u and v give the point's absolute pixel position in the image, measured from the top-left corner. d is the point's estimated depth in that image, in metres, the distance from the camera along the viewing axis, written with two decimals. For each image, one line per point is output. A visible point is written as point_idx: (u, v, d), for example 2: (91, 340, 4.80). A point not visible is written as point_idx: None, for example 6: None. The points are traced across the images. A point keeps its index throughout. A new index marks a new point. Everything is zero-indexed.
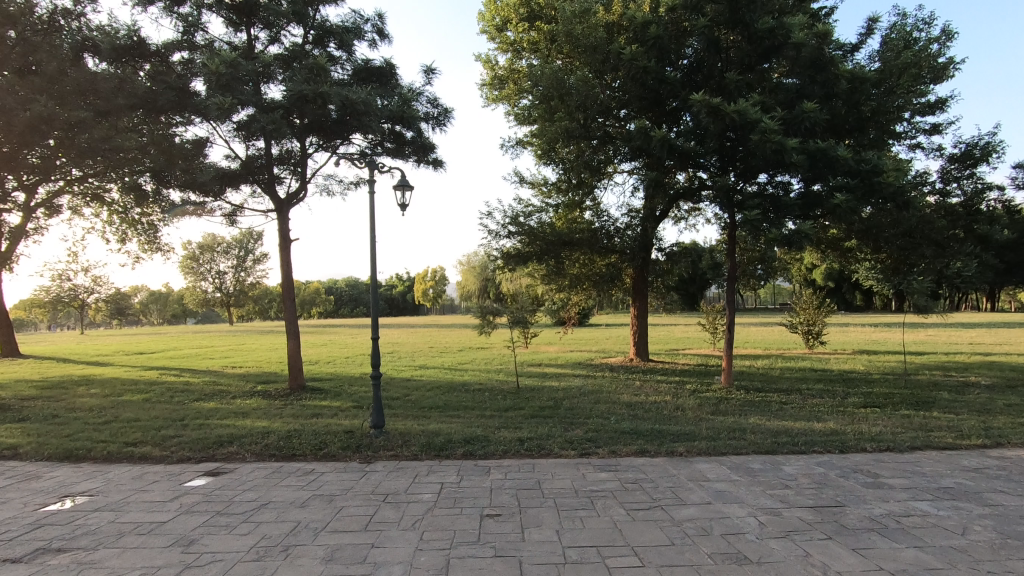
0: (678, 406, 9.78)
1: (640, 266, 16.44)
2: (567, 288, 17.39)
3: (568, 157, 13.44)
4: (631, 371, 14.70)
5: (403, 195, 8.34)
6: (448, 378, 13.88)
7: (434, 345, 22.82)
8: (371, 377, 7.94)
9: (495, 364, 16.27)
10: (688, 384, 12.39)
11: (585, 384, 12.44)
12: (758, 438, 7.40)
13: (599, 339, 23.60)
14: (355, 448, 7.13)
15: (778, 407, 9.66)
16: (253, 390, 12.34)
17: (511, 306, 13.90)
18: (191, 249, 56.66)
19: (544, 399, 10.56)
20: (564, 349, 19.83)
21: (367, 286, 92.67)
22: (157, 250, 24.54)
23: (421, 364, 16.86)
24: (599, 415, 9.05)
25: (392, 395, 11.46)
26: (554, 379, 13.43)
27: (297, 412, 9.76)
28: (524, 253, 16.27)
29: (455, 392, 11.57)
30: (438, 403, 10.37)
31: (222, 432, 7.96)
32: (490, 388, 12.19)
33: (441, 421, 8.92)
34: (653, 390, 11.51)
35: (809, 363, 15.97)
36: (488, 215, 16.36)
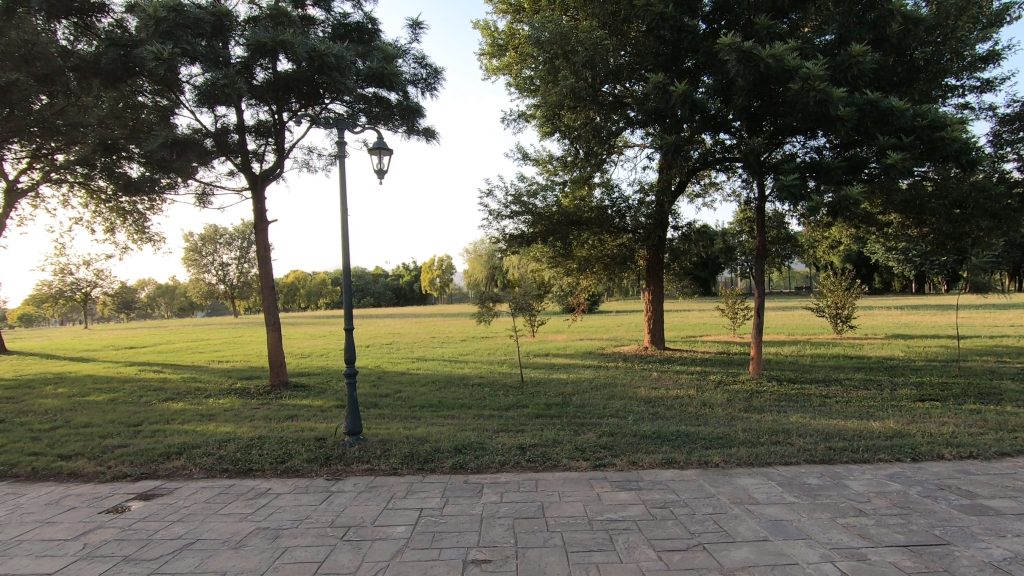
0: (704, 401, 8.54)
1: (655, 248, 15.11)
2: (576, 272, 16.13)
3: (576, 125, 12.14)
4: (647, 361, 13.46)
5: (382, 160, 7.08)
6: (446, 371, 12.72)
7: (436, 335, 21.68)
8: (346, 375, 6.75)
9: (499, 355, 15.10)
10: (711, 375, 11.15)
11: (597, 377, 11.22)
12: (808, 443, 6.15)
13: (610, 326, 22.34)
14: (324, 460, 5.98)
15: (820, 402, 8.39)
16: (230, 387, 11.24)
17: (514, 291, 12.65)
18: (193, 241, 55.84)
19: (551, 395, 9.36)
20: (573, 338, 18.61)
21: (373, 276, 91.91)
22: (147, 241, 23.52)
23: (420, 356, 15.71)
24: (614, 414, 7.83)
25: (382, 392, 10.32)
26: (562, 371, 12.24)
27: (272, 414, 8.64)
28: (528, 235, 15.02)
29: (451, 388, 10.40)
30: (431, 402, 9.22)
31: (174, 441, 6.83)
32: (491, 382, 11.01)
33: (431, 424, 7.75)
34: (673, 383, 10.27)
35: (842, 350, 14.62)
36: (489, 193, 15.09)
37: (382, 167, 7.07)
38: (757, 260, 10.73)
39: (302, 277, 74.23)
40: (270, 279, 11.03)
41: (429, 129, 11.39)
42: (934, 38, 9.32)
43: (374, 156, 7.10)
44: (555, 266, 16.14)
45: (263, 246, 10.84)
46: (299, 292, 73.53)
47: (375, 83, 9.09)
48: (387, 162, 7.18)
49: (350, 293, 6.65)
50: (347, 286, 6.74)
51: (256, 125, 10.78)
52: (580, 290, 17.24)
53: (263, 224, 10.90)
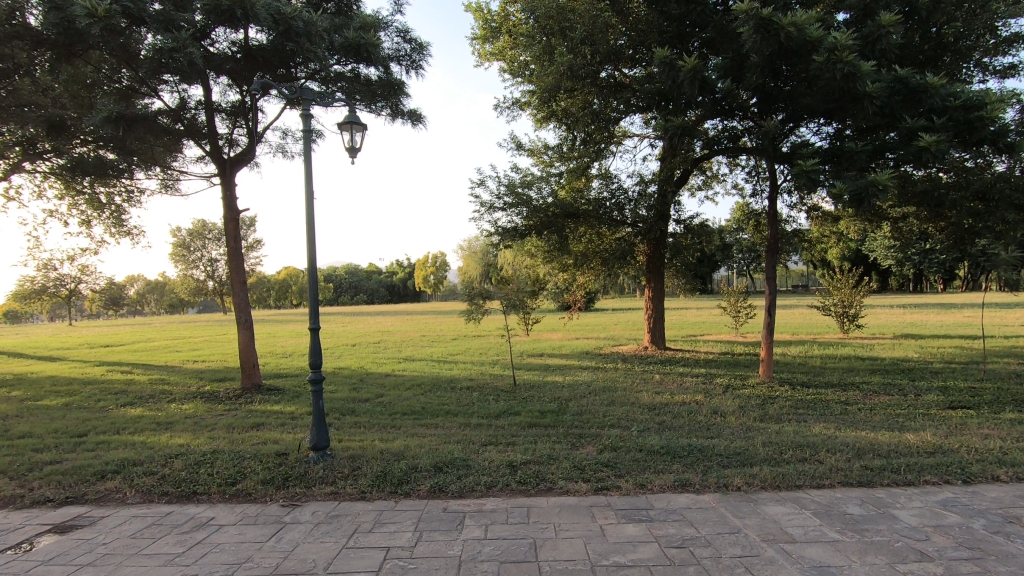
0: (714, 409, 7.75)
1: (655, 243, 14.32)
2: (572, 268, 15.31)
3: (573, 109, 11.30)
4: (647, 362, 12.66)
5: (353, 136, 6.16)
6: (433, 373, 11.88)
7: (426, 333, 20.82)
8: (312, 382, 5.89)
9: (491, 355, 14.25)
10: (718, 378, 10.37)
11: (595, 380, 10.41)
12: (841, 461, 5.34)
13: (607, 325, 21.54)
14: (281, 482, 5.13)
15: (843, 410, 7.61)
16: (197, 391, 10.36)
17: (506, 287, 11.82)
18: (180, 236, 54.66)
19: (545, 401, 8.53)
20: (569, 337, 17.79)
21: (366, 273, 90.79)
22: (125, 235, 22.53)
23: (408, 356, 14.84)
24: (616, 424, 7.03)
25: (362, 396, 9.45)
26: (558, 373, 11.41)
27: (235, 423, 7.77)
28: (523, 229, 14.17)
29: (437, 392, 9.56)
30: (413, 408, 8.37)
31: (115, 456, 5.97)
32: (480, 386, 10.17)
33: (412, 435, 6.92)
34: (678, 387, 9.47)
35: (852, 351, 13.89)
36: (480, 184, 14.24)
37: (353, 144, 6.16)
38: (769, 255, 9.92)
39: (293, 274, 73.09)
40: (240, 274, 10.15)
41: (415, 113, 10.57)
42: (965, 12, 8.51)
43: (344, 132, 6.17)
44: (550, 262, 15.33)
45: (233, 238, 9.96)
46: (290, 289, 72.41)
47: (353, 57, 8.31)
48: (360, 139, 6.26)
49: (317, 285, 5.77)
50: (313, 279, 5.87)
51: (226, 106, 9.93)
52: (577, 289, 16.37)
53: (235, 214, 10.03)
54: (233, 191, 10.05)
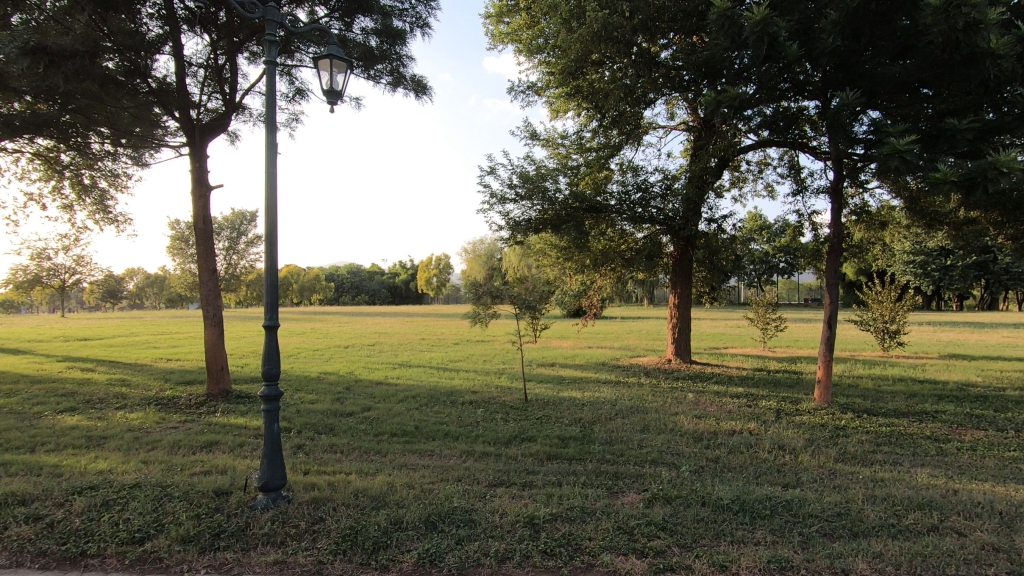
0: (776, 442, 6.24)
1: (684, 244, 12.83)
2: (590, 269, 13.81)
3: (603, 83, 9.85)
4: (675, 378, 11.12)
5: (332, 77, 4.75)
6: (431, 382, 10.40)
7: (426, 336, 19.33)
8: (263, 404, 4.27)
9: (497, 364, 12.71)
10: (764, 401, 8.84)
11: (619, 398, 8.91)
12: (993, 536, 3.82)
13: (620, 334, 20.05)
14: (208, 541, 3.63)
15: (940, 451, 6.07)
16: (154, 396, 8.88)
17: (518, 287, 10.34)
18: (179, 228, 53.24)
19: (563, 425, 7.01)
20: (581, 346, 16.28)
21: (368, 273, 89.47)
22: (110, 223, 21.14)
23: (403, 361, 13.32)
24: (659, 462, 5.52)
25: (344, 410, 7.95)
26: (574, 388, 9.88)
27: (183, 441, 6.27)
28: (537, 224, 12.70)
29: (434, 408, 8.05)
30: (404, 428, 6.86)
31: (3, 487, 4.49)
32: (485, 401, 8.65)
33: (400, 466, 5.43)
34: (721, 411, 7.97)
35: (903, 372, 12.31)
36: (491, 172, 12.79)
37: (333, 87, 4.74)
38: (830, 257, 8.41)
39: (294, 272, 71.61)
40: (209, 261, 8.69)
41: (420, 82, 9.27)
42: None
43: (322, 71, 4.74)
44: (565, 261, 13.86)
45: (202, 218, 8.53)
46: (291, 287, 70.95)
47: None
48: (342, 82, 4.85)
49: (274, 270, 4.29)
50: (269, 260, 4.37)
51: (201, 65, 8.57)
52: (594, 293, 14.82)
53: (205, 190, 8.63)
54: (205, 164, 8.64)
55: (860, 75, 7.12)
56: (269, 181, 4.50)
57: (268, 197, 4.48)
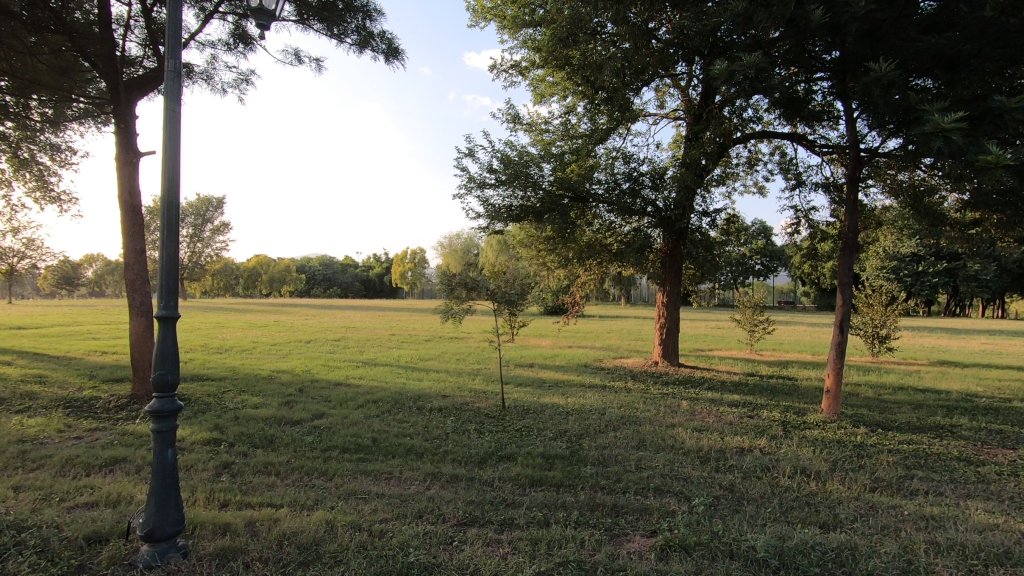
0: (795, 464, 5.36)
1: (675, 238, 11.96)
2: (574, 263, 12.84)
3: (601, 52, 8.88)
4: (664, 384, 10.26)
5: None
6: (397, 384, 9.32)
7: (396, 332, 18.17)
8: (151, 428, 3.12)
9: (472, 364, 11.67)
10: (766, 412, 8.01)
11: (608, 406, 7.97)
12: None
13: (601, 333, 19.21)
14: None
15: (980, 477, 5.27)
16: (69, 397, 7.59)
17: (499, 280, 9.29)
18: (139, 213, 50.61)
19: (547, 440, 6.01)
20: (561, 345, 15.35)
21: (341, 266, 87.27)
22: (50, 202, 19.33)
23: (368, 359, 12.17)
24: (664, 492, 4.57)
25: (291, 417, 6.82)
26: (557, 394, 8.91)
27: (79, 456, 5.08)
28: (521, 212, 11.67)
29: (396, 416, 6.96)
30: (359, 442, 5.77)
31: None
32: (457, 407, 7.61)
33: (348, 494, 4.37)
34: (722, 424, 7.10)
35: (900, 379, 11.69)
36: (470, 154, 11.74)
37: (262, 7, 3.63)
38: (844, 254, 7.60)
39: (264, 262, 69.19)
40: (135, 241, 7.33)
41: (393, 46, 8.23)
42: None
43: None
44: (547, 254, 12.91)
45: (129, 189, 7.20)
46: (260, 277, 68.52)
47: None
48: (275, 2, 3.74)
49: (171, 241, 3.15)
50: (168, 228, 3.25)
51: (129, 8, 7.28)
52: (576, 290, 13.83)
53: (133, 156, 7.34)
54: (133, 126, 7.36)
55: (893, 46, 6.27)
56: (168, 123, 3.29)
57: (166, 142, 3.27)
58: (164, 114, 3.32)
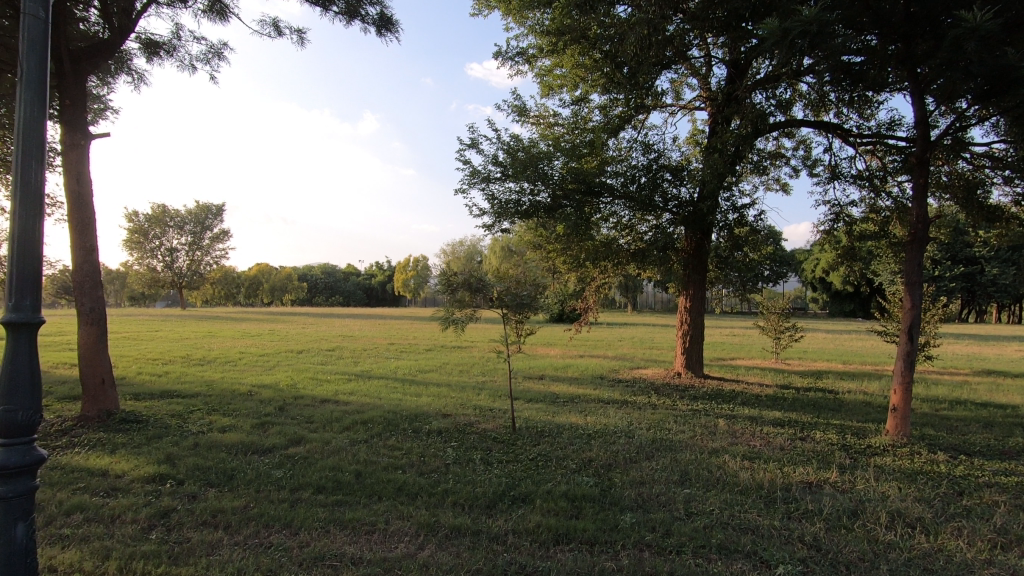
0: (888, 506, 4.25)
1: (699, 236, 10.88)
2: (587, 265, 11.74)
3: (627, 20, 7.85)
4: (692, 398, 9.15)
5: None
6: (392, 400, 8.23)
7: (396, 341, 17.10)
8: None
9: (476, 377, 10.57)
10: (819, 433, 6.88)
11: (635, 427, 6.85)
12: None
13: (613, 342, 18.09)
14: None
15: None
16: None
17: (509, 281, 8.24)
18: (136, 220, 49.82)
19: (569, 475, 4.89)
20: (571, 355, 14.26)
21: (343, 274, 86.34)
22: None
23: (362, 372, 11.08)
24: (734, 552, 3.47)
25: (263, 444, 5.74)
26: (573, 411, 7.80)
27: None
28: (530, 209, 10.61)
29: (387, 441, 5.87)
30: (338, 478, 4.68)
31: None
32: (459, 429, 6.51)
33: (315, 559, 3.28)
34: (775, 450, 5.98)
35: (953, 391, 10.54)
36: (473, 145, 10.71)
37: None
38: (911, 248, 6.49)
39: (265, 270, 68.37)
40: (84, 237, 6.31)
41: (387, 16, 7.24)
42: None
43: None
44: (559, 256, 11.86)
45: (77, 177, 6.17)
46: (261, 286, 67.62)
47: None
48: None
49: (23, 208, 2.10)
50: (25, 185, 2.20)
51: None
52: (589, 295, 12.70)
53: (82, 139, 6.32)
54: (80, 104, 6.31)
55: None
56: (23, 34, 2.23)
57: (21, 64, 2.22)
58: (20, 22, 2.27)
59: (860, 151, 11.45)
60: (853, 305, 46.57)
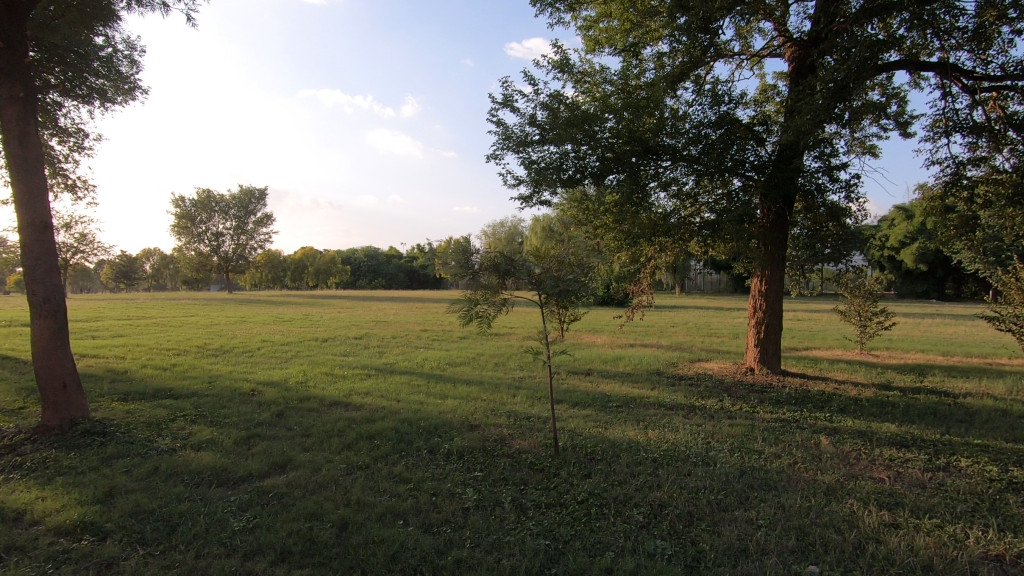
0: None
1: (779, 205, 9.01)
2: (640, 243, 10.05)
3: None
4: (776, 404, 7.47)
5: None
6: (411, 404, 6.94)
7: (429, 328, 15.91)
8: None
9: (513, 373, 9.17)
10: (968, 462, 5.13)
11: (714, 449, 5.30)
12: None
13: (666, 329, 16.34)
14: None
15: None
16: None
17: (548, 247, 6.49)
18: (183, 205, 50.58)
19: (636, 537, 3.43)
20: (621, 345, 12.71)
21: (385, 257, 86.66)
22: None
23: (386, 365, 9.87)
24: None
25: (238, 470, 4.52)
26: (629, 422, 6.29)
27: None
28: (574, 176, 9.03)
29: (392, 470, 4.55)
30: (312, 537, 3.38)
31: None
32: (486, 450, 5.13)
33: None
34: (918, 492, 4.35)
35: None
36: (508, 103, 9.18)
37: None
38: None
39: (309, 253, 68.98)
40: (35, 210, 5.22)
41: None
42: None
43: None
44: (608, 231, 10.23)
45: (17, 137, 5.09)
46: (305, 269, 68.29)
47: None
48: None
49: None
50: None
51: None
52: (641, 276, 11.02)
53: (23, 93, 5.24)
54: (19, 48, 5.26)
55: None
56: None
57: None
58: None
59: (982, 98, 9.27)
60: (926, 285, 42.70)
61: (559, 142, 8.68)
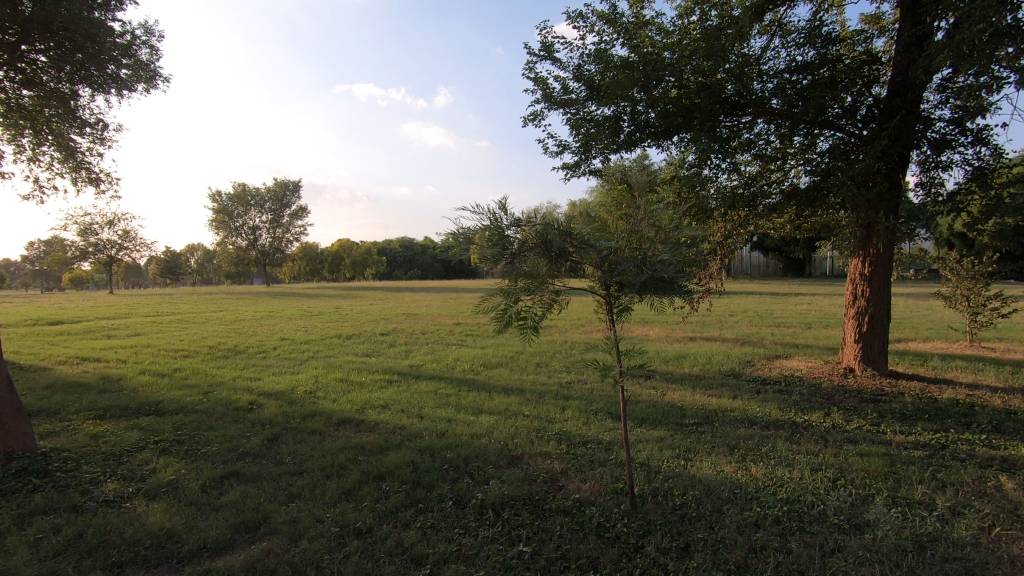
0: None
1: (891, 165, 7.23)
2: (712, 219, 8.28)
3: None
4: (903, 419, 5.77)
5: None
6: (436, 423, 5.56)
7: (463, 322, 14.56)
8: None
9: (558, 377, 7.70)
10: None
11: (857, 499, 3.72)
12: None
13: (728, 320, 14.52)
14: None
15: None
16: None
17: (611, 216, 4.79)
18: (220, 200, 50.76)
19: None
20: (681, 339, 11.06)
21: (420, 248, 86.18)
22: None
23: (410, 368, 8.56)
24: None
25: (191, 536, 3.23)
26: (720, 451, 4.74)
27: None
28: (632, 137, 7.46)
29: (401, 542, 3.18)
30: None
31: None
32: (534, 501, 3.70)
33: None
34: None
35: None
36: (549, 52, 7.63)
37: None
38: None
39: (344, 245, 68.89)
40: None
41: None
42: None
43: None
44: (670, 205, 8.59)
45: None
46: (341, 261, 68.37)
47: None
48: None
49: None
50: None
51: None
52: (712, 264, 9.06)
53: None
54: None
55: None
56: None
57: None
58: None
59: None
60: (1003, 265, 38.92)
61: (614, 95, 7.11)
